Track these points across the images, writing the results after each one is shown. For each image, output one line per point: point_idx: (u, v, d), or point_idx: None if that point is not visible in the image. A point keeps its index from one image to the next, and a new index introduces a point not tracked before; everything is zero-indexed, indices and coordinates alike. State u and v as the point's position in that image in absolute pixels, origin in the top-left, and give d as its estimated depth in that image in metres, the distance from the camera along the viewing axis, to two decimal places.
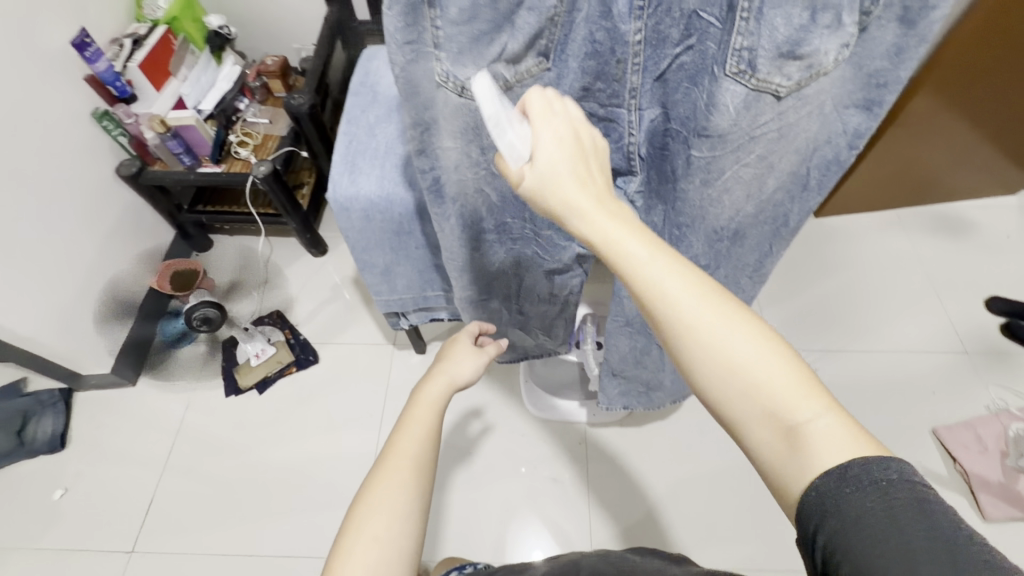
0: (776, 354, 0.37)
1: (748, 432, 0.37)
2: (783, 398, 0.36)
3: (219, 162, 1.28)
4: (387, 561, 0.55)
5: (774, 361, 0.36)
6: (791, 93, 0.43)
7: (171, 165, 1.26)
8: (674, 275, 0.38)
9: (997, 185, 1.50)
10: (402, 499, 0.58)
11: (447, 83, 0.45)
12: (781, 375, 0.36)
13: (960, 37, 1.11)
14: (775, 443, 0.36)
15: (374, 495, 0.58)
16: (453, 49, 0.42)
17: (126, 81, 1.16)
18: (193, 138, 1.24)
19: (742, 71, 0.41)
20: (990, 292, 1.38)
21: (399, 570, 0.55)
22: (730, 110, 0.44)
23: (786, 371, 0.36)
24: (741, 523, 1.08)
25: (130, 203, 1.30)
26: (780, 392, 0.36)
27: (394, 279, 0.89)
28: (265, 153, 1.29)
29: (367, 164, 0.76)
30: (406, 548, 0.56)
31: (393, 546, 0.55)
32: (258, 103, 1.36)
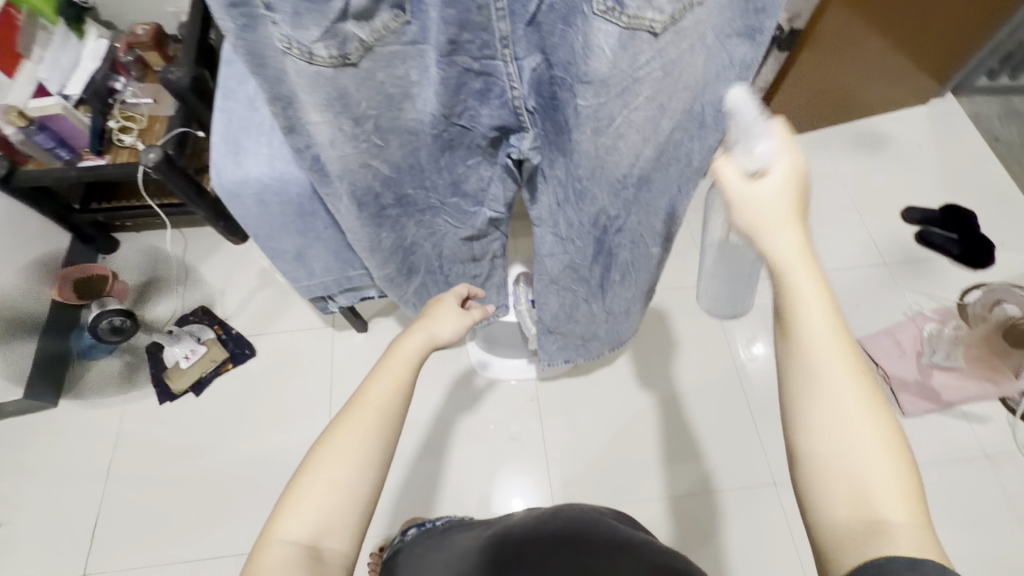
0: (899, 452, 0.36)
1: (822, 497, 0.36)
2: (888, 487, 0.35)
3: (103, 153, 1.15)
4: (340, 507, 0.46)
5: (893, 454, 0.36)
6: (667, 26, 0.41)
7: (47, 163, 1.11)
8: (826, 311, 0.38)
9: (909, 96, 1.54)
10: (354, 466, 0.47)
11: (291, 49, 0.39)
12: (885, 456, 0.35)
13: None
14: (856, 519, 0.35)
15: (332, 442, 0.48)
16: (289, 11, 0.37)
17: None
18: (65, 129, 1.10)
19: (610, 8, 0.39)
20: (906, 202, 1.45)
21: (352, 518, 0.46)
22: (607, 53, 0.42)
23: (899, 469, 0.35)
24: (690, 452, 1.14)
25: (9, 210, 1.15)
26: (880, 469, 0.35)
27: (311, 263, 0.83)
28: (154, 137, 1.17)
29: (253, 144, 0.69)
30: (356, 519, 0.46)
31: (348, 492, 0.46)
32: (137, 80, 1.22)
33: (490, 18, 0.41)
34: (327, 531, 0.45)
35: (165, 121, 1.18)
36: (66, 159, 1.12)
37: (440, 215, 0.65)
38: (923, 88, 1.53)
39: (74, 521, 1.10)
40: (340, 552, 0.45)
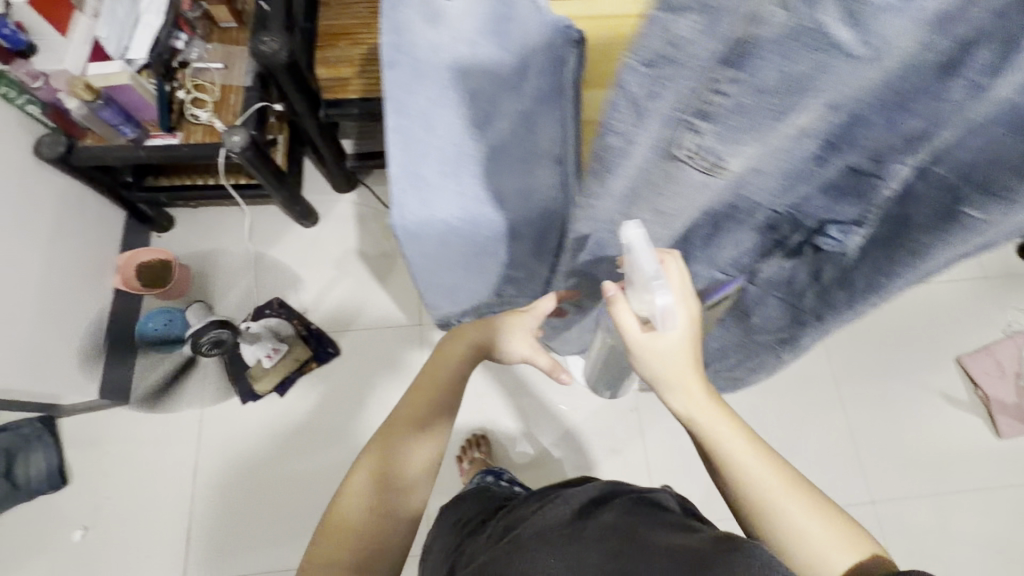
0: (777, 470, 0.51)
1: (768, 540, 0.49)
2: (784, 504, 0.49)
3: (174, 130, 0.99)
4: (388, 524, 0.56)
5: (773, 472, 0.51)
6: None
7: (110, 140, 0.97)
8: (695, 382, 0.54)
9: None
10: (400, 479, 0.58)
11: (695, 155, 0.34)
12: (781, 485, 0.50)
13: None
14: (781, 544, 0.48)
15: (383, 457, 0.59)
16: (722, 127, 0.31)
17: (15, 24, 0.83)
18: (130, 101, 0.94)
19: None
20: None
21: (400, 531, 0.56)
22: None
23: (784, 481, 0.50)
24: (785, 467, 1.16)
25: (66, 190, 1.02)
26: (776, 489, 0.50)
27: (459, 293, 0.75)
28: (229, 112, 1.01)
29: (437, 175, 0.59)
30: (405, 521, 0.57)
31: (398, 509, 0.57)
32: (202, 40, 1.05)
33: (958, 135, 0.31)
34: (374, 550, 0.55)
35: (241, 92, 1.02)
36: (131, 137, 0.97)
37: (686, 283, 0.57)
38: None
39: (165, 524, 1.07)
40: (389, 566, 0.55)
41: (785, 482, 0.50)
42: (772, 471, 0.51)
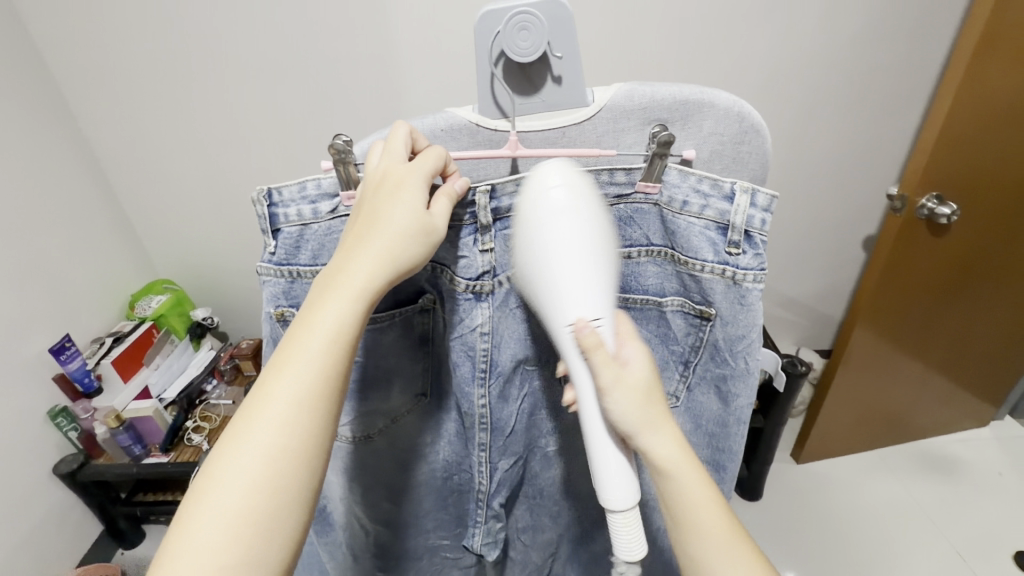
0: (668, 425, 0.45)
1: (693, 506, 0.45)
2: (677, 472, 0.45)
3: (169, 450, 1.21)
4: (246, 515, 0.37)
5: (668, 432, 0.45)
6: None
7: (117, 458, 1.20)
8: (218, 568, 0.36)
9: (967, 418, 1.44)
10: (244, 490, 0.37)
11: None
12: (673, 436, 0.45)
13: (921, 265, 1.06)
14: (695, 487, 0.45)
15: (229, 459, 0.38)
16: None
17: (96, 375, 1.16)
18: (146, 428, 1.19)
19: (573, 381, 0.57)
20: (1014, 543, 1.21)
21: (251, 527, 0.37)
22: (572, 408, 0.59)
23: (675, 448, 0.45)
24: None
25: (59, 502, 1.17)
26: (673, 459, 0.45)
27: None
28: (220, 437, 1.23)
29: None
30: (261, 485, 0.37)
31: (247, 498, 0.37)
32: (226, 383, 1.35)
33: (473, 427, 0.55)
34: (231, 545, 0.36)
35: None
36: (135, 454, 1.19)
37: (444, 552, 0.73)
38: (981, 413, 1.44)
39: None
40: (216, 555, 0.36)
41: (671, 430, 0.45)
42: (660, 431, 0.44)
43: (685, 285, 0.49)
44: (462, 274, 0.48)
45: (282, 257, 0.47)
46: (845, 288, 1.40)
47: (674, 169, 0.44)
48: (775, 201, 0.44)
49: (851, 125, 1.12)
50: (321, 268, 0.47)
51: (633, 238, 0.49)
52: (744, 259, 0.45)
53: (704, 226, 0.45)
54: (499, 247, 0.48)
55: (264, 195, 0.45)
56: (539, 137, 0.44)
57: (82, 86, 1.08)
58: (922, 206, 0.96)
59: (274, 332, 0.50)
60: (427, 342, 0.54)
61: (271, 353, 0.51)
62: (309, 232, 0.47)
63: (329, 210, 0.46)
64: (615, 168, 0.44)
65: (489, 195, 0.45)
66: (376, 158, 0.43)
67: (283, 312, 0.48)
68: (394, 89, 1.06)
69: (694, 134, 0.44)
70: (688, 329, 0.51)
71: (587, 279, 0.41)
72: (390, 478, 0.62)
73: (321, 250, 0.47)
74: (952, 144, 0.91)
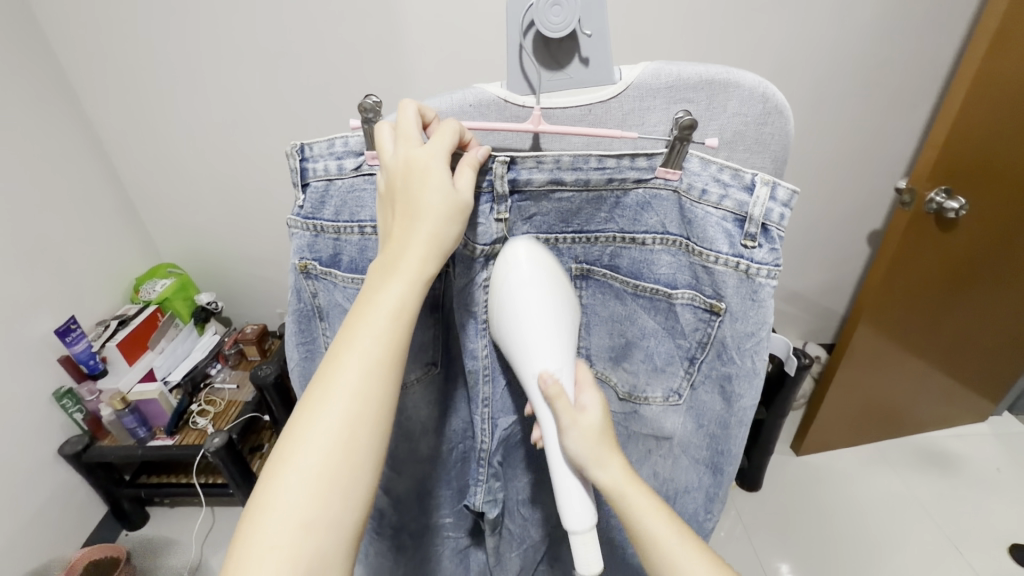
0: (615, 458, 0.47)
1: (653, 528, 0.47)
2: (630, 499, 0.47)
3: (174, 432, 1.21)
4: (331, 482, 0.37)
5: (613, 464, 0.46)
6: (628, 397, 0.60)
7: (122, 440, 1.20)
8: (301, 524, 0.36)
9: (965, 414, 1.45)
10: (326, 454, 0.37)
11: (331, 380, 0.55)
12: (621, 462, 0.47)
13: (924, 262, 1.06)
14: (651, 510, 0.47)
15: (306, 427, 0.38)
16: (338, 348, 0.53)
17: (101, 357, 1.17)
18: (152, 411, 1.20)
19: None
20: (1010, 537, 1.23)
21: (337, 494, 0.37)
22: None
23: (622, 474, 0.47)
24: None
25: (64, 482, 1.18)
26: (621, 486, 0.46)
27: None
28: (224, 421, 1.23)
29: None
30: (341, 451, 0.38)
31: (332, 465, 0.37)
32: (230, 367, 1.35)
33: (477, 382, 0.56)
34: (318, 510, 0.37)
35: (239, 406, 1.25)
36: (140, 437, 1.20)
37: (447, 530, 0.74)
38: (980, 409, 1.45)
39: None
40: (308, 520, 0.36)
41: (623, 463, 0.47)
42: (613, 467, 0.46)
43: (698, 278, 0.49)
44: (477, 242, 0.48)
45: (308, 211, 0.48)
46: (848, 282, 1.40)
47: (695, 156, 0.44)
48: (794, 196, 0.43)
49: (860, 118, 1.12)
50: (342, 225, 0.47)
51: (650, 224, 0.49)
52: (760, 254, 0.45)
53: (722, 217, 0.45)
54: (512, 215, 0.48)
55: (298, 149, 0.46)
56: (564, 114, 0.44)
57: (87, 66, 1.07)
58: (931, 200, 0.96)
59: (298, 284, 0.51)
60: (435, 308, 0.55)
61: (294, 305, 0.52)
62: (333, 188, 0.47)
63: (353, 167, 0.46)
64: (637, 153, 0.44)
65: (508, 165, 0.45)
66: (390, 144, 0.42)
67: (306, 266, 0.49)
68: (400, 73, 1.06)
69: (718, 114, 0.44)
70: (696, 324, 0.51)
71: (552, 343, 0.46)
72: (398, 447, 0.63)
73: (342, 207, 0.47)
74: (961, 138, 0.90)
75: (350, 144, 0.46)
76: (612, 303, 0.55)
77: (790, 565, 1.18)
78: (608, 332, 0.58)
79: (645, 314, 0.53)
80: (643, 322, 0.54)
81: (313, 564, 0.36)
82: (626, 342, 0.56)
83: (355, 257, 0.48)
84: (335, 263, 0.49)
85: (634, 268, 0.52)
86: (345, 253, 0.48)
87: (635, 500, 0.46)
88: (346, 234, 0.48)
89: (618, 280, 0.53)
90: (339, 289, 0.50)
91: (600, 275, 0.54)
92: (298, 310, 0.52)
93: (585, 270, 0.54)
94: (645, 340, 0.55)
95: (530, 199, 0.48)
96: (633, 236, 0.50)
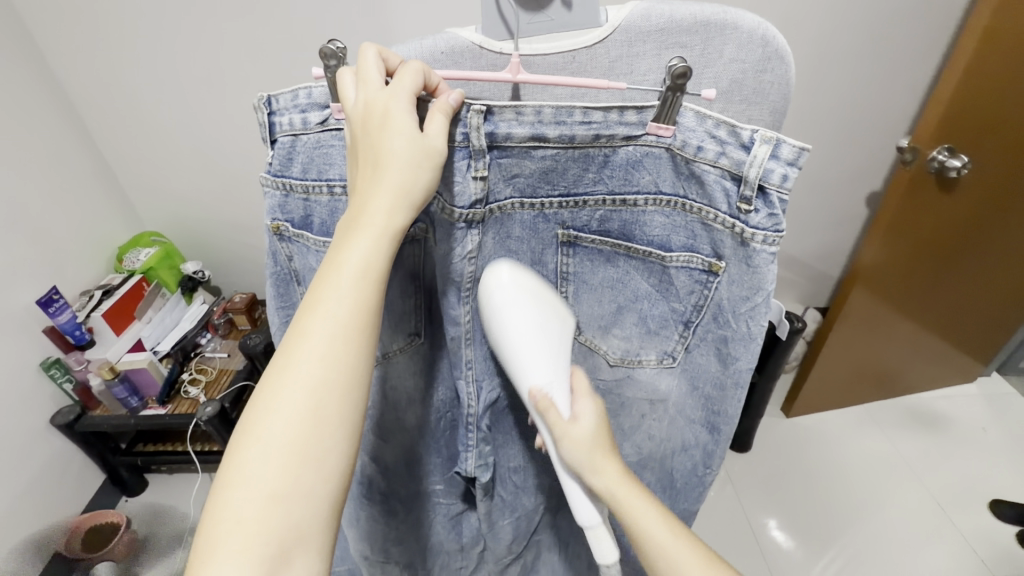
0: (607, 463, 0.50)
1: (650, 536, 0.48)
2: (623, 502, 0.49)
3: (166, 402, 1.21)
4: (299, 450, 0.36)
5: (605, 469, 0.49)
6: (620, 364, 0.57)
7: (114, 410, 1.20)
8: (271, 495, 0.35)
9: (954, 376, 1.47)
10: (294, 421, 0.36)
11: None
12: (612, 465, 0.50)
13: (925, 224, 1.04)
14: (655, 519, 0.48)
15: (273, 395, 0.37)
16: None
17: (87, 328, 1.15)
18: (142, 381, 1.19)
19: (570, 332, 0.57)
20: (990, 492, 1.26)
21: (305, 461, 0.36)
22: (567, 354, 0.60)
23: (616, 477, 0.49)
24: None
25: (60, 451, 1.19)
26: (615, 492, 0.49)
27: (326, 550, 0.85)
28: (215, 390, 1.22)
29: None
30: (308, 418, 0.36)
31: (301, 432, 0.36)
32: (221, 337, 1.34)
33: (459, 346, 0.54)
34: (285, 478, 0.36)
35: (232, 374, 1.25)
36: (132, 406, 1.20)
37: (437, 496, 0.75)
38: (969, 370, 1.47)
39: None
40: (273, 485, 0.35)
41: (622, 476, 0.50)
42: (609, 476, 0.49)
43: (695, 237, 0.47)
44: (452, 203, 0.45)
45: (277, 169, 0.45)
46: (846, 245, 1.38)
47: (690, 110, 0.41)
48: (802, 154, 0.40)
49: (866, 73, 1.07)
50: (311, 183, 0.45)
51: (642, 184, 0.46)
52: (755, 219, 0.43)
53: (720, 175, 0.43)
54: (494, 175, 0.46)
55: (263, 100, 0.43)
56: (546, 62, 0.41)
57: (46, 17, 0.99)
58: (932, 159, 0.93)
59: (273, 246, 0.49)
60: (418, 278, 0.53)
61: (272, 269, 0.50)
62: (300, 143, 0.44)
63: (319, 121, 0.43)
64: (626, 106, 0.42)
65: (485, 116, 0.42)
66: (352, 91, 0.40)
67: (278, 227, 0.47)
68: (381, 24, 0.99)
69: (714, 62, 0.41)
70: (692, 287, 0.50)
71: (543, 358, 0.49)
72: (382, 418, 0.62)
73: (310, 164, 0.44)
74: (971, 92, 0.87)
75: (317, 96, 0.43)
76: (602, 270, 0.53)
77: (776, 521, 1.22)
78: (598, 302, 0.55)
79: (638, 276, 0.52)
80: (636, 284, 0.52)
81: (286, 535, 0.35)
82: (617, 308, 0.54)
83: (325, 219, 0.46)
84: (306, 224, 0.46)
85: (625, 230, 0.50)
86: (316, 214, 0.46)
87: (634, 504, 0.49)
88: (315, 193, 0.45)
89: (608, 244, 0.51)
90: (312, 252, 0.47)
91: (588, 242, 0.51)
92: (277, 276, 0.51)
93: (572, 237, 0.51)
94: (637, 303, 0.53)
95: (511, 155, 0.45)
96: (624, 198, 0.47)
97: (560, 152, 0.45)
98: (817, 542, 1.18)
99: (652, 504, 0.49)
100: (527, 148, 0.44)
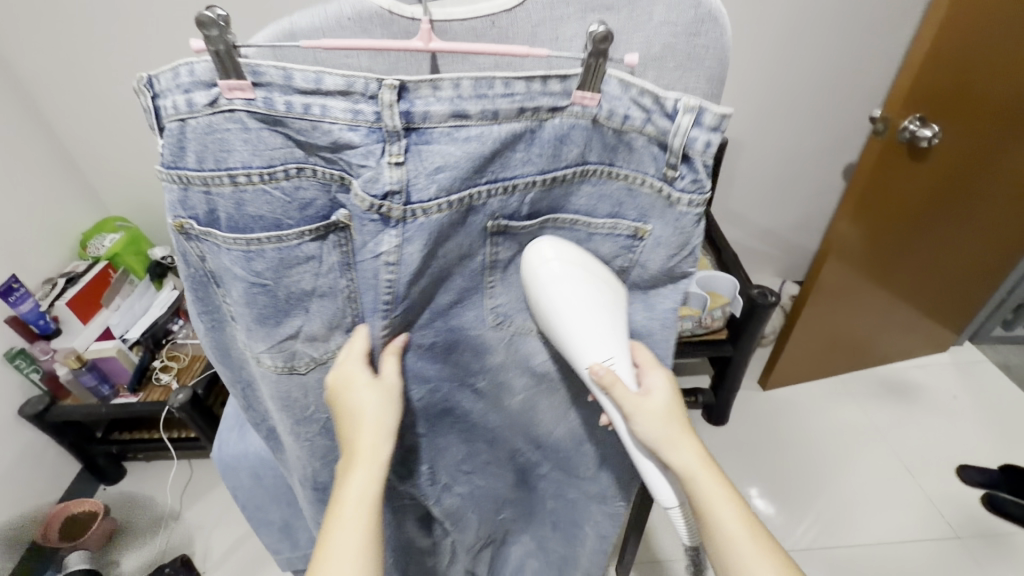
0: (687, 444, 0.50)
1: (725, 521, 0.48)
2: (700, 483, 0.49)
3: (138, 390, 1.20)
4: None
5: (684, 450, 0.49)
6: (553, 337, 0.59)
7: (86, 399, 1.18)
8: None
9: (927, 345, 1.49)
10: None
11: (260, 359, 0.52)
12: (689, 445, 0.50)
13: (899, 193, 1.04)
14: (734, 507, 0.48)
15: None
16: (242, 321, 0.50)
17: (52, 317, 1.13)
18: (112, 368, 1.17)
19: (501, 321, 0.56)
20: (959, 457, 1.29)
21: None
22: (500, 347, 0.58)
23: (696, 458, 0.49)
24: None
25: (32, 441, 1.17)
26: (696, 472, 0.49)
27: (299, 531, 0.85)
28: (189, 376, 1.21)
29: None
30: None
31: None
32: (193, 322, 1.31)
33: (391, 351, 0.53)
34: None
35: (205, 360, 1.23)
36: (104, 395, 1.18)
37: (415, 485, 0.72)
38: (942, 339, 1.49)
39: None
40: None
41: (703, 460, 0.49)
42: (683, 455, 0.49)
43: (619, 202, 0.49)
44: (362, 190, 0.41)
45: (169, 158, 0.42)
46: (822, 217, 1.38)
47: (613, 77, 0.41)
48: (723, 119, 0.42)
49: (844, 40, 1.05)
50: (209, 172, 0.42)
51: (570, 159, 0.45)
52: (680, 182, 0.46)
53: (646, 141, 0.44)
54: (414, 165, 0.41)
55: (143, 81, 0.40)
56: (463, 28, 0.39)
57: None
58: (904, 129, 0.92)
59: (181, 245, 0.46)
60: (349, 274, 0.48)
61: (185, 267, 0.49)
62: (190, 129, 0.41)
63: (207, 103, 0.40)
64: (549, 75, 0.40)
65: (398, 92, 0.39)
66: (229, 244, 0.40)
67: (182, 225, 0.45)
68: None
69: (644, 24, 0.40)
70: (617, 250, 0.51)
71: (601, 335, 0.48)
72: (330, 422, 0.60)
73: (207, 153, 0.42)
74: (944, 57, 0.85)
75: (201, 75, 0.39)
76: None
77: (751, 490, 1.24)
78: (525, 287, 0.54)
79: None
80: None
81: None
82: None
83: (232, 213, 0.44)
84: (212, 220, 0.44)
85: (553, 206, 0.49)
86: (220, 208, 0.44)
87: (710, 487, 0.48)
88: (216, 182, 0.42)
89: (534, 225, 0.49)
90: (223, 251, 0.46)
91: (518, 229, 0.49)
92: (192, 274, 0.49)
93: (501, 227, 0.48)
94: None
95: (432, 141, 0.41)
96: (554, 176, 0.46)
97: (486, 135, 0.42)
98: (791, 510, 1.21)
99: (726, 488, 0.49)
100: (449, 129, 0.41)
